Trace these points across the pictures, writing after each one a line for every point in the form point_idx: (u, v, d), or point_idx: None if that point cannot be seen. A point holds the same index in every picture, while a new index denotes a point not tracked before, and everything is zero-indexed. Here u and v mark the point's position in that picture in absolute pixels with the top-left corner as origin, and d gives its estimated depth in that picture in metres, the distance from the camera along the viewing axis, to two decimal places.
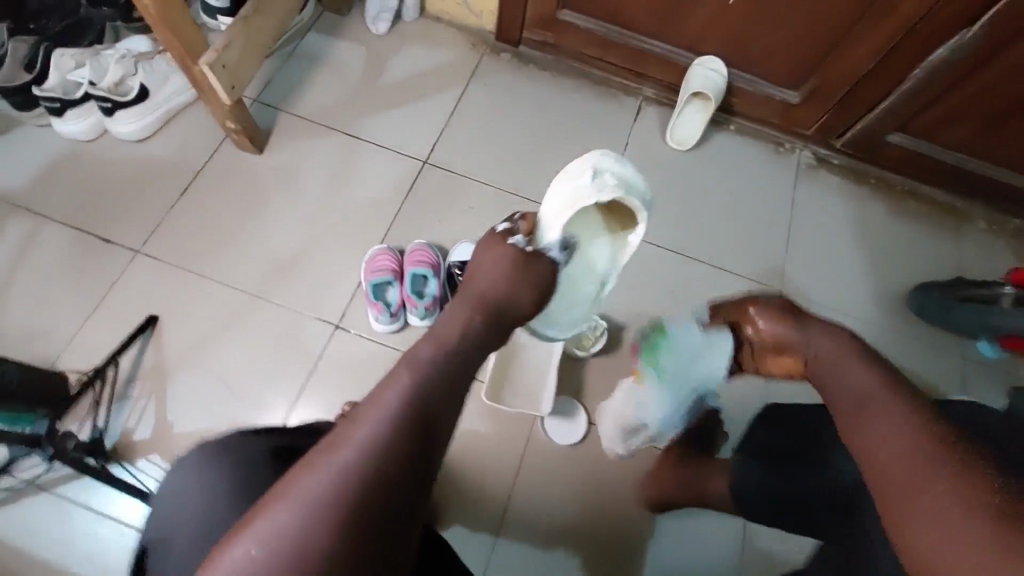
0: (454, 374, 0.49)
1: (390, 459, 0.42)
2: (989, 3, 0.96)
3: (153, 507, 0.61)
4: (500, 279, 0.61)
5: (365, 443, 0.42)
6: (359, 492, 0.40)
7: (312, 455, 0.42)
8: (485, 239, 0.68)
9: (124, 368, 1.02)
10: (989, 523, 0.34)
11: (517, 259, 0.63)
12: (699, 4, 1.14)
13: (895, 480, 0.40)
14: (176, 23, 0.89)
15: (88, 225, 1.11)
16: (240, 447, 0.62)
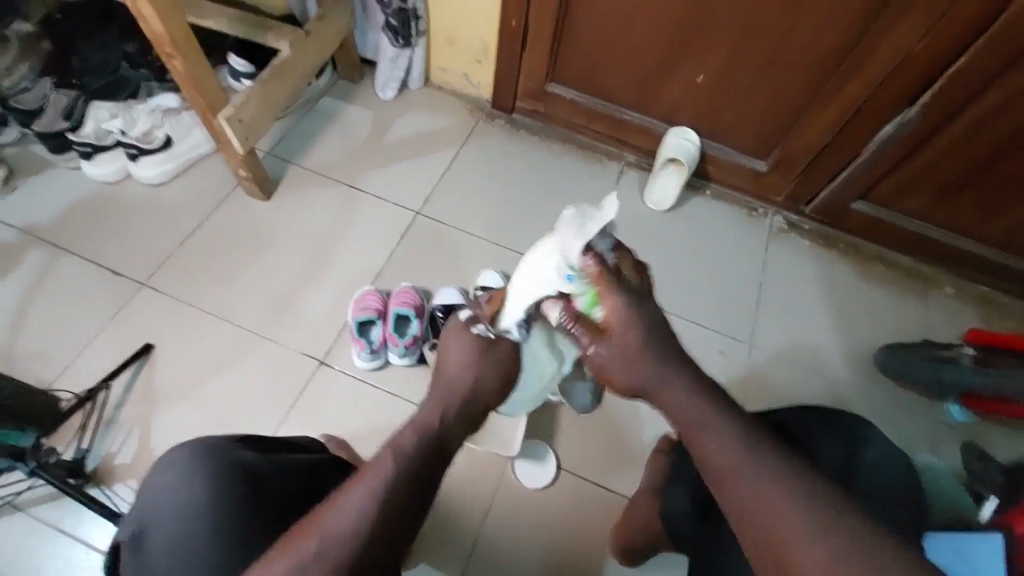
0: (453, 427, 0.56)
1: (395, 500, 0.48)
2: (927, 88, 1.07)
3: (137, 504, 0.64)
4: (470, 364, 0.60)
5: (371, 492, 0.48)
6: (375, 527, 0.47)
7: (332, 496, 0.48)
8: (451, 326, 0.65)
9: (115, 393, 1.07)
10: (813, 523, 0.43)
11: (482, 346, 0.61)
12: (671, 81, 1.27)
13: (718, 477, 0.49)
14: (201, 83, 1.01)
15: (100, 258, 1.20)
16: (224, 455, 0.65)
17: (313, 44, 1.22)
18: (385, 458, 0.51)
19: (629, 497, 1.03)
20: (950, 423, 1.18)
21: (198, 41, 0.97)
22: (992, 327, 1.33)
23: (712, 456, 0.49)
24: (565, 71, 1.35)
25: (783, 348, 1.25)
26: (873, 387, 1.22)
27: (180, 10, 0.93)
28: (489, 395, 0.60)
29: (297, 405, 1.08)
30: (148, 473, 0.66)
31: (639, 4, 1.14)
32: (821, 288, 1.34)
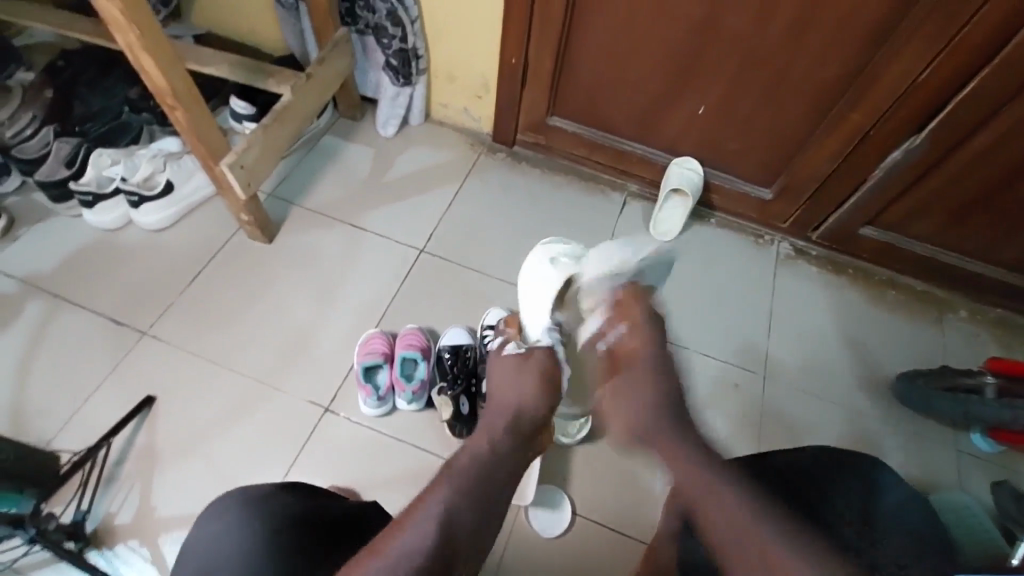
0: (504, 451, 0.70)
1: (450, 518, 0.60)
2: (932, 116, 1.07)
3: (188, 545, 0.65)
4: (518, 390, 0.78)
5: (444, 500, 0.61)
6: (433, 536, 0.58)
7: (385, 531, 0.58)
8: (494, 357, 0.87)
9: (116, 448, 1.04)
10: (774, 542, 0.55)
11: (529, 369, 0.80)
12: (673, 113, 1.27)
13: (724, 550, 0.58)
14: (204, 132, 1.01)
15: (102, 307, 1.18)
16: (273, 499, 0.69)
17: (315, 86, 1.22)
18: (452, 475, 0.64)
19: (648, 543, 1.00)
20: (973, 451, 1.16)
21: (200, 92, 0.97)
22: (1008, 349, 1.31)
23: (713, 519, 0.59)
24: (565, 105, 1.35)
25: (797, 379, 1.23)
26: (892, 416, 1.20)
27: (182, 64, 0.93)
28: (527, 419, 0.75)
29: (304, 454, 1.05)
30: (197, 516, 0.68)
31: (638, 39, 1.15)
32: (832, 315, 1.32)
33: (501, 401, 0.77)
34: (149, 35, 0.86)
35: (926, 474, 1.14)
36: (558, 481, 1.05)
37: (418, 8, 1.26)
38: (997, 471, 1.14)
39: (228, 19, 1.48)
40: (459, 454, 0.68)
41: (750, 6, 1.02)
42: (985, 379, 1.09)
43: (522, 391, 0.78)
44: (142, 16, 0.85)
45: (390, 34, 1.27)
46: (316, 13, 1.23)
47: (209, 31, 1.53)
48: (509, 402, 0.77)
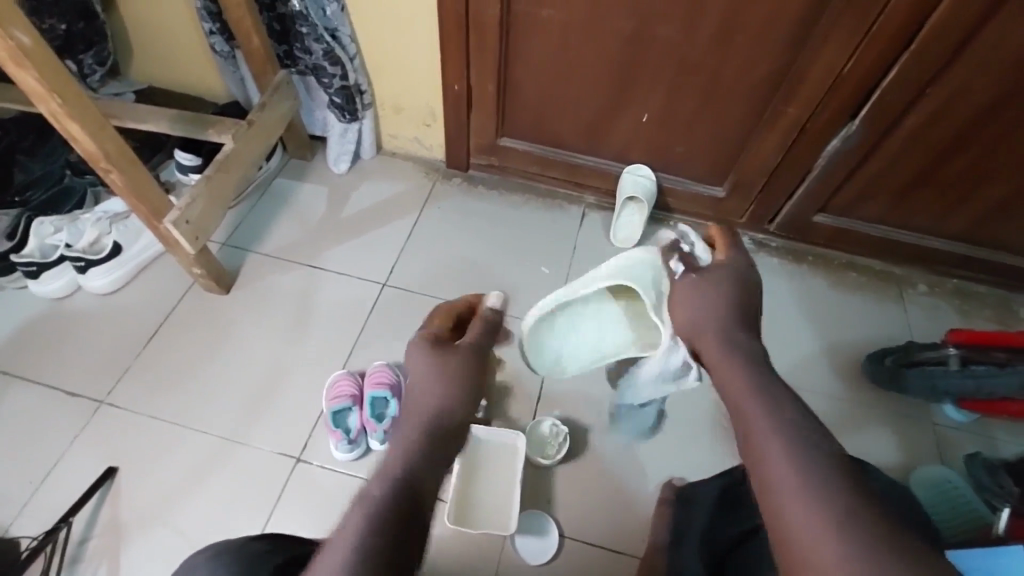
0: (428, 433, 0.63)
1: (388, 515, 0.53)
2: (863, 101, 1.10)
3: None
4: (434, 384, 0.67)
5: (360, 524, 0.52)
6: (378, 538, 0.51)
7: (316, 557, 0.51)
8: (415, 340, 0.75)
9: (79, 527, 1.00)
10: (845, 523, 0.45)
11: (447, 364, 0.70)
12: (619, 123, 1.28)
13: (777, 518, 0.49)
14: (144, 191, 1.00)
15: (53, 380, 1.14)
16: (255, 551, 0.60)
17: (258, 133, 1.21)
18: (366, 505, 0.54)
19: (640, 557, 0.98)
20: (949, 423, 1.18)
21: (134, 152, 0.96)
22: (969, 317, 1.34)
23: (773, 471, 0.51)
24: (514, 125, 1.36)
25: (772, 372, 1.23)
26: (868, 397, 1.21)
27: (110, 126, 0.92)
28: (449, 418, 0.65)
29: (279, 507, 1.02)
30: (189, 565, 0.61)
31: (574, 57, 1.17)
32: (798, 303, 1.33)
33: (414, 403, 0.66)
34: (72, 100, 0.85)
35: (906, 453, 1.15)
36: (542, 505, 1.04)
37: (356, 44, 1.26)
38: (974, 440, 1.16)
39: (168, 72, 1.47)
40: (375, 486, 0.56)
41: (676, 16, 1.05)
42: (947, 351, 1.10)
43: (429, 381, 0.68)
44: (63, 81, 0.83)
45: (330, 73, 1.26)
46: (254, 60, 1.22)
47: (150, 86, 1.51)
48: (422, 399, 0.66)
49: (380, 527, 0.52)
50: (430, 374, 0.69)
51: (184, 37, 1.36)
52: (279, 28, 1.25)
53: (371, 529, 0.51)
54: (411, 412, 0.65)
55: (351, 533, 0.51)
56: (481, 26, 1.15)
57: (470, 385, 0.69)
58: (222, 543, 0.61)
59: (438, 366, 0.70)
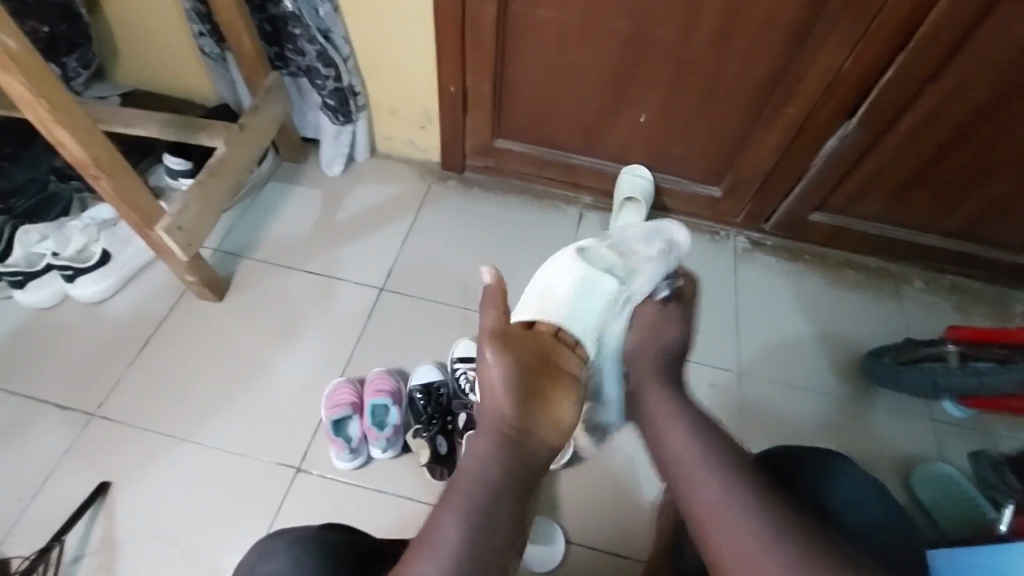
0: (516, 435, 0.66)
1: (483, 511, 0.60)
2: (860, 102, 1.11)
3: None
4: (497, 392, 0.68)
5: (454, 525, 0.58)
6: (474, 523, 0.59)
7: (415, 546, 0.58)
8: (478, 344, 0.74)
9: (73, 544, 0.97)
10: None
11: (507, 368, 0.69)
12: (615, 124, 1.28)
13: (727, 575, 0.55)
14: (134, 197, 0.97)
15: (41, 393, 1.10)
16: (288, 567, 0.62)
17: (250, 136, 1.19)
18: (455, 505, 0.60)
19: (646, 561, 0.98)
20: (947, 418, 1.19)
21: (124, 158, 0.93)
22: (964, 313, 1.35)
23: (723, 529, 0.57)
24: (510, 126, 1.35)
25: (773, 371, 1.23)
26: (868, 395, 1.22)
27: (100, 131, 0.89)
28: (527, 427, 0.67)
29: (279, 517, 1.00)
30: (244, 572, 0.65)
31: (572, 58, 1.16)
32: (797, 302, 1.34)
33: (488, 405, 0.68)
34: (60, 105, 0.82)
35: (907, 451, 1.15)
36: (547, 510, 1.03)
37: (349, 46, 1.24)
38: (972, 435, 1.17)
39: (155, 74, 1.43)
40: (454, 479, 0.63)
41: (675, 16, 1.04)
42: (947, 348, 1.11)
43: (495, 388, 0.68)
44: (49, 86, 0.80)
45: (323, 75, 1.23)
46: (246, 62, 1.20)
47: (136, 89, 1.48)
48: (490, 402, 0.68)
49: (479, 521, 0.59)
50: (495, 371, 0.69)
51: (171, 38, 1.33)
52: (270, 30, 1.22)
53: (475, 522, 0.59)
54: (487, 418, 0.68)
55: (449, 530, 0.58)
56: (477, 28, 1.14)
57: (526, 392, 0.68)
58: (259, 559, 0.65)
59: (503, 376, 0.68)
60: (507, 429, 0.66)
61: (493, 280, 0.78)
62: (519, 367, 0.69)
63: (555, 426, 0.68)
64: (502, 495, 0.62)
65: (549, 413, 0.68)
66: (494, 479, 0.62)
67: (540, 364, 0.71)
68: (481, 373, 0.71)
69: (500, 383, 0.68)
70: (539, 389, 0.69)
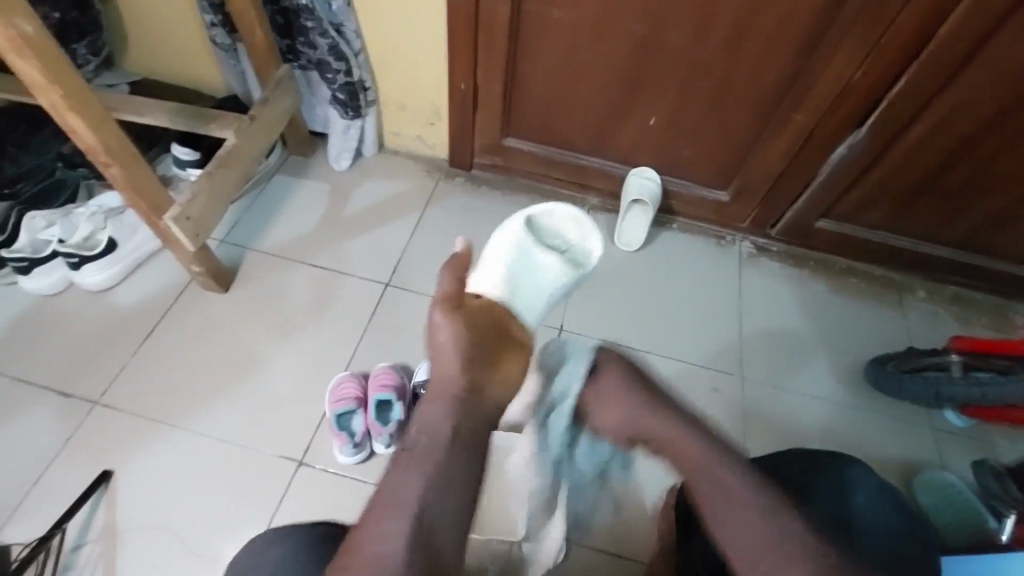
0: (467, 404, 0.70)
1: (436, 479, 0.64)
2: (870, 110, 1.11)
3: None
4: (451, 359, 0.71)
5: (412, 491, 0.63)
6: (427, 491, 0.63)
7: (370, 514, 0.62)
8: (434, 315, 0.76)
9: (73, 532, 0.97)
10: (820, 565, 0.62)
11: (458, 336, 0.72)
12: (625, 125, 1.28)
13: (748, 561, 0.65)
14: (144, 186, 0.97)
15: (44, 379, 1.10)
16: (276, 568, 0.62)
17: (260, 128, 1.19)
18: (408, 472, 0.64)
19: (647, 563, 0.98)
20: (948, 428, 1.19)
21: (135, 147, 0.93)
22: (966, 324, 1.36)
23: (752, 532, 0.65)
24: (519, 125, 1.35)
25: (776, 377, 1.24)
26: (870, 403, 1.22)
27: (112, 119, 0.89)
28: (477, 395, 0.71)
29: (281, 510, 1.00)
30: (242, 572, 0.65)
31: (584, 60, 1.16)
32: (801, 308, 1.34)
33: (442, 371, 0.72)
34: (73, 91, 0.82)
35: (908, 459, 1.16)
36: None
37: (361, 40, 1.24)
38: (972, 446, 1.18)
39: (164, 63, 1.43)
40: (406, 454, 0.66)
41: (689, 19, 1.04)
42: (950, 357, 1.11)
43: (448, 354, 0.72)
44: (63, 72, 0.80)
45: (334, 69, 1.23)
46: (257, 53, 1.20)
47: (145, 77, 1.47)
48: (444, 368, 0.72)
49: (431, 488, 0.63)
50: (448, 338, 0.73)
51: (182, 28, 1.33)
52: (281, 22, 1.22)
53: (427, 488, 0.63)
54: (441, 386, 0.71)
55: (405, 496, 0.62)
56: (489, 25, 1.14)
57: (479, 358, 0.72)
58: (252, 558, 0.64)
59: (455, 345, 0.72)
60: (460, 393, 0.70)
61: (464, 249, 0.82)
62: (470, 332, 0.73)
63: (504, 386, 0.74)
64: (454, 469, 0.65)
65: (499, 375, 0.73)
66: (447, 445, 0.67)
67: (497, 330, 0.75)
68: (433, 337, 0.75)
69: (454, 350, 0.72)
70: (488, 352, 0.73)
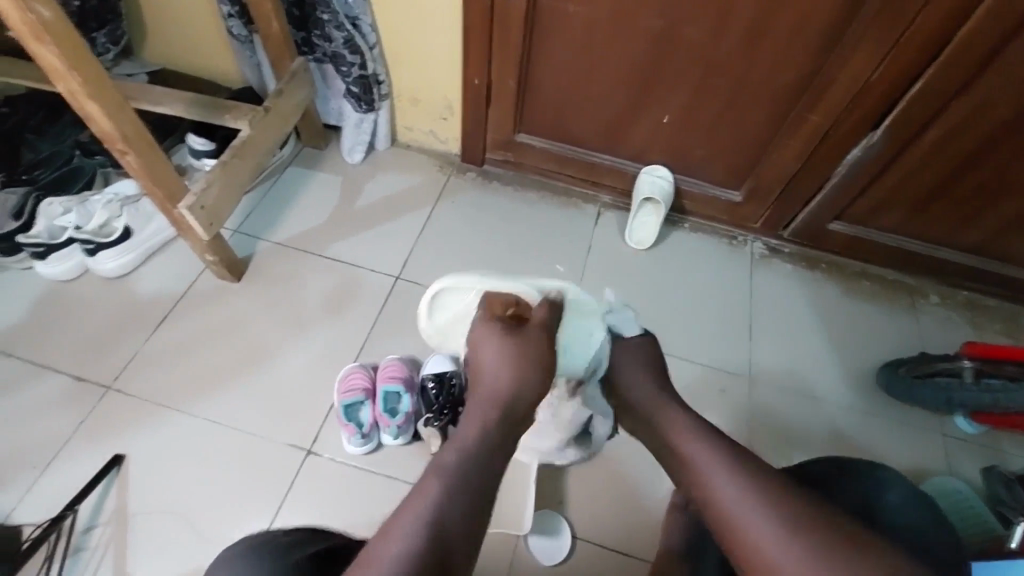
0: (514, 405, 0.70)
1: (461, 497, 0.59)
2: (887, 112, 1.10)
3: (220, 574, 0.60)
4: (503, 373, 0.71)
5: (433, 503, 0.58)
6: (445, 512, 0.57)
7: (380, 535, 0.56)
8: (486, 327, 0.76)
9: (85, 514, 0.98)
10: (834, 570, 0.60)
11: (517, 347, 0.72)
12: (638, 123, 1.27)
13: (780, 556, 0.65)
14: (159, 174, 0.98)
15: (58, 363, 1.12)
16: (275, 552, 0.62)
17: (274, 119, 1.20)
18: (431, 487, 0.59)
19: (652, 561, 0.98)
20: (959, 434, 1.18)
21: (151, 135, 0.94)
22: (979, 330, 1.34)
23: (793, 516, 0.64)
24: (532, 121, 1.35)
25: (783, 379, 1.23)
26: (880, 406, 1.21)
27: (129, 107, 0.90)
28: (522, 399, 0.70)
29: (289, 498, 1.01)
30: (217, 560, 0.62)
31: (598, 56, 1.16)
32: (811, 311, 1.33)
33: (486, 380, 0.71)
34: (92, 78, 0.83)
35: (916, 464, 1.15)
36: (554, 505, 1.03)
37: (375, 33, 1.24)
38: (983, 452, 1.17)
39: (181, 54, 1.44)
40: (439, 459, 0.62)
41: (705, 17, 1.04)
42: (962, 364, 1.09)
43: (497, 365, 0.72)
44: (82, 58, 0.81)
45: (349, 62, 1.24)
46: (272, 45, 1.20)
47: (162, 68, 1.49)
48: (492, 380, 0.71)
49: (454, 503, 0.58)
50: (505, 350, 0.72)
51: (200, 19, 1.34)
52: (297, 14, 1.22)
53: (450, 498, 0.58)
54: (483, 395, 0.70)
55: (418, 519, 0.56)
56: (504, 19, 1.13)
57: (537, 365, 0.72)
58: (253, 538, 0.64)
59: (510, 354, 0.72)
60: (501, 403, 0.69)
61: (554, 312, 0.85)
62: (525, 351, 0.72)
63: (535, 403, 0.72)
64: (472, 491, 0.60)
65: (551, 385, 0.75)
66: (478, 460, 0.63)
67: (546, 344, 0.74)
68: (476, 349, 0.75)
69: (516, 360, 0.71)
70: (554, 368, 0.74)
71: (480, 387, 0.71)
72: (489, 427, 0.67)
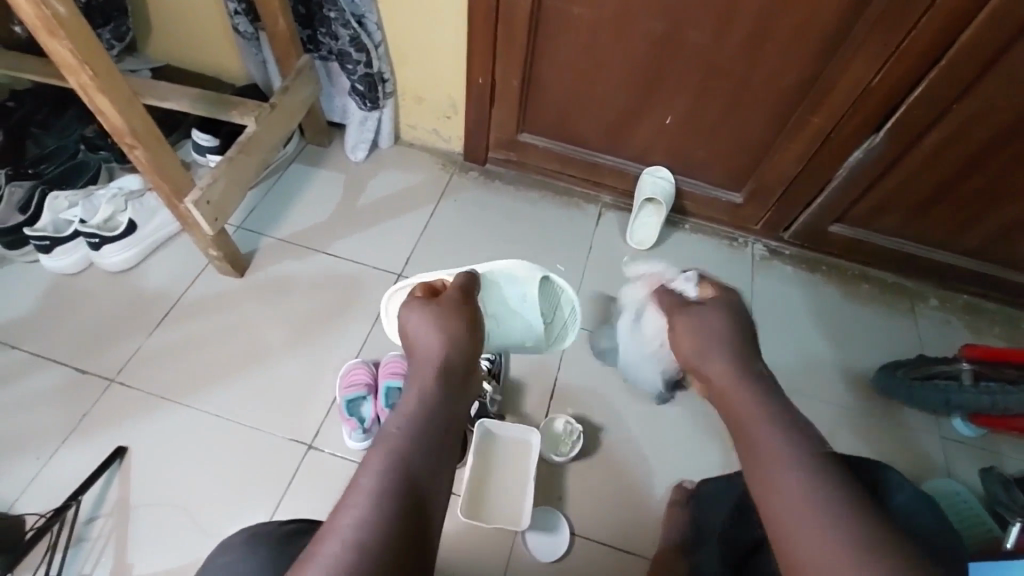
0: (455, 367, 0.64)
1: (410, 462, 0.53)
2: (889, 114, 1.10)
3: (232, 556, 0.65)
4: (433, 339, 0.66)
5: (381, 473, 0.51)
6: (398, 482, 0.51)
7: (325, 528, 0.48)
8: (408, 302, 0.72)
9: (87, 506, 0.99)
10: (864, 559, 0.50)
11: (440, 311, 0.68)
12: (641, 124, 1.28)
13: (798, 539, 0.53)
14: (166, 168, 0.98)
15: (62, 356, 1.13)
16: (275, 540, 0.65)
17: (279, 116, 1.21)
18: (378, 459, 0.52)
19: (650, 558, 0.99)
20: (957, 436, 1.19)
21: (159, 129, 0.94)
22: (978, 333, 1.35)
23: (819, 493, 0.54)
24: (534, 120, 1.35)
25: (782, 379, 1.24)
26: (879, 408, 1.22)
27: (138, 101, 0.90)
28: (459, 360, 0.65)
29: (289, 492, 1.02)
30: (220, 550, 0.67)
31: (602, 57, 1.17)
32: (811, 312, 1.34)
33: (420, 352, 0.66)
34: (101, 72, 0.84)
35: (914, 465, 1.15)
36: (553, 502, 1.04)
37: (381, 32, 1.25)
38: (981, 455, 1.17)
39: (186, 51, 1.45)
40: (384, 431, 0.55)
41: (709, 19, 1.04)
42: (961, 365, 1.11)
43: (428, 337, 0.66)
44: (92, 52, 0.82)
45: (354, 60, 1.25)
46: (279, 42, 1.21)
47: (166, 64, 1.50)
48: (424, 349, 0.66)
49: (405, 469, 0.52)
50: (427, 318, 0.68)
51: (205, 16, 1.35)
52: (304, 12, 1.23)
53: (401, 466, 0.52)
54: (420, 363, 0.64)
55: (368, 495, 0.49)
56: (510, 18, 1.14)
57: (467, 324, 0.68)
58: (258, 526, 0.68)
59: (434, 319, 0.68)
60: (441, 365, 0.63)
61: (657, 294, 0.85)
62: (450, 315, 0.68)
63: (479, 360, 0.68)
64: (427, 457, 0.54)
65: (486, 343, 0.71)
66: (429, 424, 0.57)
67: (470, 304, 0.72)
68: (404, 331, 0.70)
69: (444, 324, 0.67)
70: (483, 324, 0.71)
71: (417, 358, 0.66)
72: (430, 395, 0.60)
